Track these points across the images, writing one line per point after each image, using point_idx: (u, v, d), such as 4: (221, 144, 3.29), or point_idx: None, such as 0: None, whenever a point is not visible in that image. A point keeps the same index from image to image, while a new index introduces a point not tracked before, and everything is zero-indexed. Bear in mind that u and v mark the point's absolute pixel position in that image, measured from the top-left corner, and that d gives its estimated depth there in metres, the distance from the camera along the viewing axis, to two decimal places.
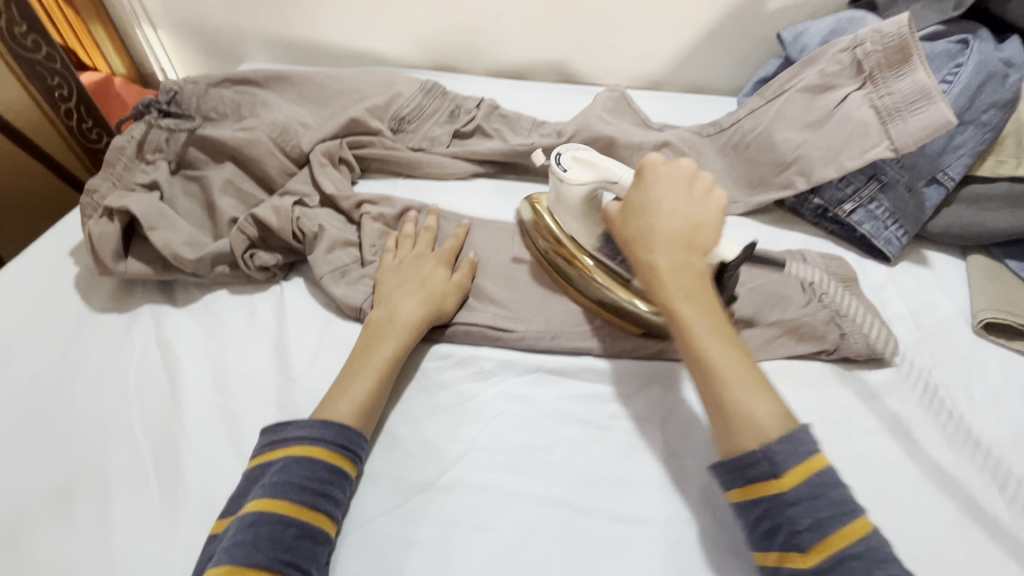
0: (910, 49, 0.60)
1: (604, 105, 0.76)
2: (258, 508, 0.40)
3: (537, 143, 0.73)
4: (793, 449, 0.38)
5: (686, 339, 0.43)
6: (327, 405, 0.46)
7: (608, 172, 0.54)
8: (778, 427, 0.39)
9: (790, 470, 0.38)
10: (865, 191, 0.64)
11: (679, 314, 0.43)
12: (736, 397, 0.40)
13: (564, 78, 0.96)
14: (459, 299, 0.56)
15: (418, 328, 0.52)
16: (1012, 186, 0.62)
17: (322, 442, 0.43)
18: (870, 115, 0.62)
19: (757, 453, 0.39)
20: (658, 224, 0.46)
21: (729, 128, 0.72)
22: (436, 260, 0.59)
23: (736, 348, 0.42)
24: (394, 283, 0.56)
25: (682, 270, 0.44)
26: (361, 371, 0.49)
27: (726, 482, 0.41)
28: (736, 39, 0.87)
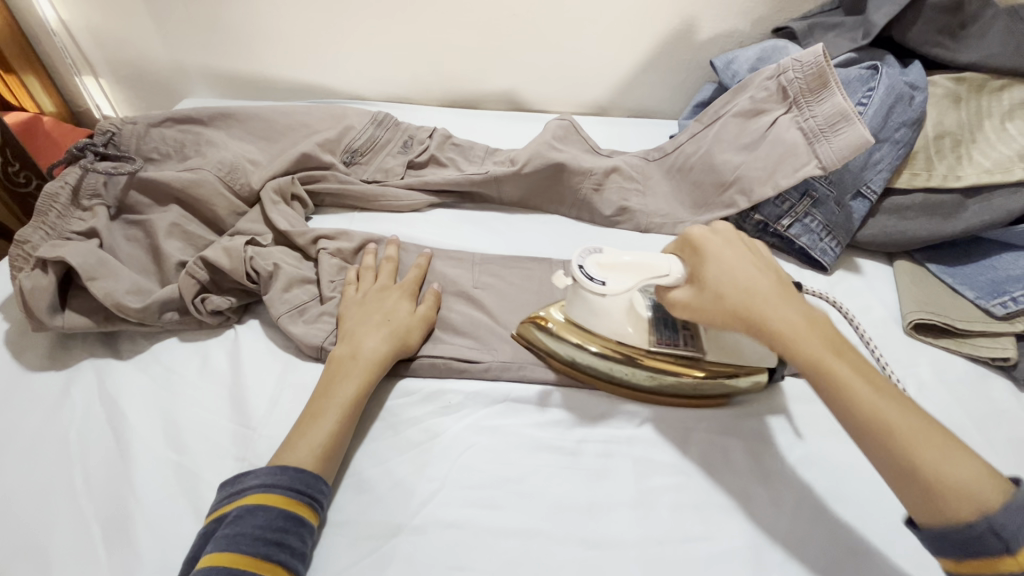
0: (828, 76, 0.65)
1: (555, 132, 0.77)
2: (208, 563, 0.38)
3: (491, 171, 0.74)
4: (1019, 516, 0.35)
5: (862, 405, 0.40)
6: (290, 448, 0.45)
7: (650, 270, 0.49)
8: (990, 488, 0.36)
9: (1023, 542, 0.35)
10: (800, 207, 0.69)
11: (841, 376, 0.41)
12: (934, 460, 0.37)
13: (514, 106, 0.99)
14: (423, 332, 0.56)
15: (384, 362, 0.52)
16: (927, 196, 0.68)
17: (276, 489, 0.42)
18: (798, 136, 0.66)
19: (980, 525, 0.36)
20: (760, 287, 0.46)
21: (673, 153, 0.78)
22: (400, 293, 0.58)
23: (901, 398, 0.40)
24: (359, 314, 0.56)
25: (818, 329, 0.44)
26: (325, 407, 0.48)
27: (938, 552, 0.38)
28: (673, 68, 0.92)
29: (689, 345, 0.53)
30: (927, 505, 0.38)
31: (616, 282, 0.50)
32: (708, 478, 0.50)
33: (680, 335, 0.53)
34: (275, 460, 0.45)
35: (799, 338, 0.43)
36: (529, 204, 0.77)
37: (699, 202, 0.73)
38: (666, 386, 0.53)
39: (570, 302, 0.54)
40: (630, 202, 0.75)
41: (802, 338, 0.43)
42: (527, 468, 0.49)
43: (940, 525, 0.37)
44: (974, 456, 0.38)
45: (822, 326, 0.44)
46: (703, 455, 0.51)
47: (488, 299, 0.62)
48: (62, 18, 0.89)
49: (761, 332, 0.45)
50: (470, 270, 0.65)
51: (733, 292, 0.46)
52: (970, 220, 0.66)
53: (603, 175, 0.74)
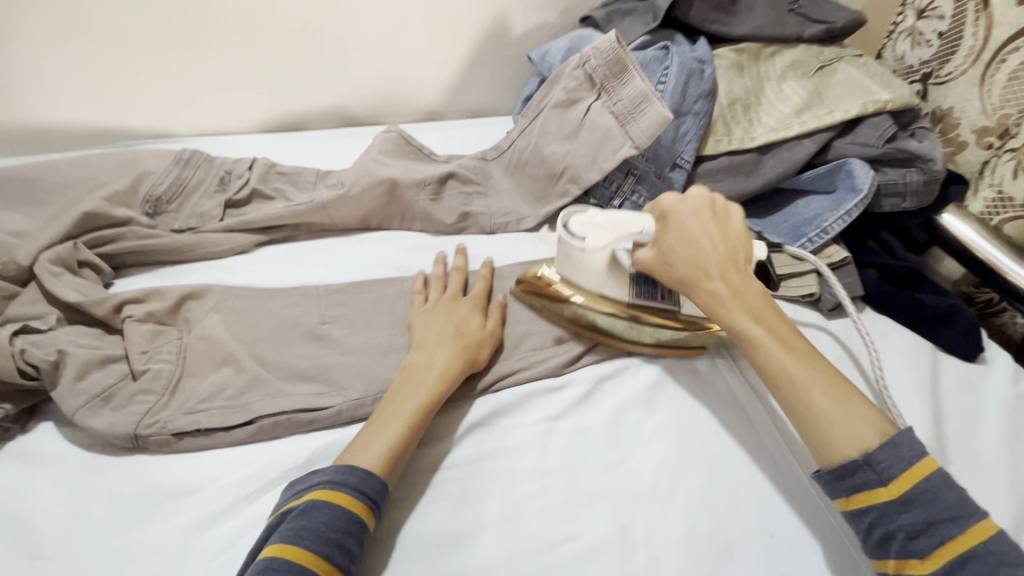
0: (625, 60, 0.69)
1: (381, 146, 0.74)
2: (270, 555, 0.39)
3: (319, 197, 0.69)
4: (898, 456, 0.42)
5: (770, 365, 0.47)
6: (357, 451, 0.46)
7: (627, 226, 0.54)
8: (879, 434, 0.43)
9: (895, 478, 0.42)
10: (626, 186, 0.73)
11: (755, 338, 0.49)
12: (824, 407, 0.45)
13: (346, 122, 0.93)
14: (492, 351, 0.56)
15: (453, 378, 0.51)
16: (732, 158, 0.74)
17: (345, 488, 0.43)
18: (611, 120, 0.70)
19: (859, 461, 0.42)
20: (711, 258, 0.52)
21: (508, 149, 0.78)
22: (469, 306, 0.58)
23: (812, 360, 0.47)
24: (427, 320, 0.56)
25: (744, 293, 0.51)
26: (394, 417, 0.48)
27: (832, 490, 0.44)
28: (497, 64, 0.92)
29: (666, 299, 0.58)
30: (821, 443, 0.44)
31: (595, 239, 0.55)
32: (571, 473, 0.49)
33: (659, 289, 0.58)
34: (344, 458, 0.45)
35: (729, 306, 0.50)
36: (371, 224, 0.72)
37: (537, 194, 0.75)
38: (643, 337, 0.58)
39: (564, 261, 0.58)
40: (473, 206, 0.74)
41: (731, 304, 0.50)
42: (388, 516, 0.46)
43: (831, 463, 0.44)
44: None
45: (757, 295, 0.51)
46: (564, 452, 0.51)
47: (337, 334, 0.57)
48: None
49: (699, 297, 0.52)
50: (314, 307, 0.60)
51: (685, 262, 0.52)
52: (769, 173, 0.73)
53: (439, 184, 0.72)
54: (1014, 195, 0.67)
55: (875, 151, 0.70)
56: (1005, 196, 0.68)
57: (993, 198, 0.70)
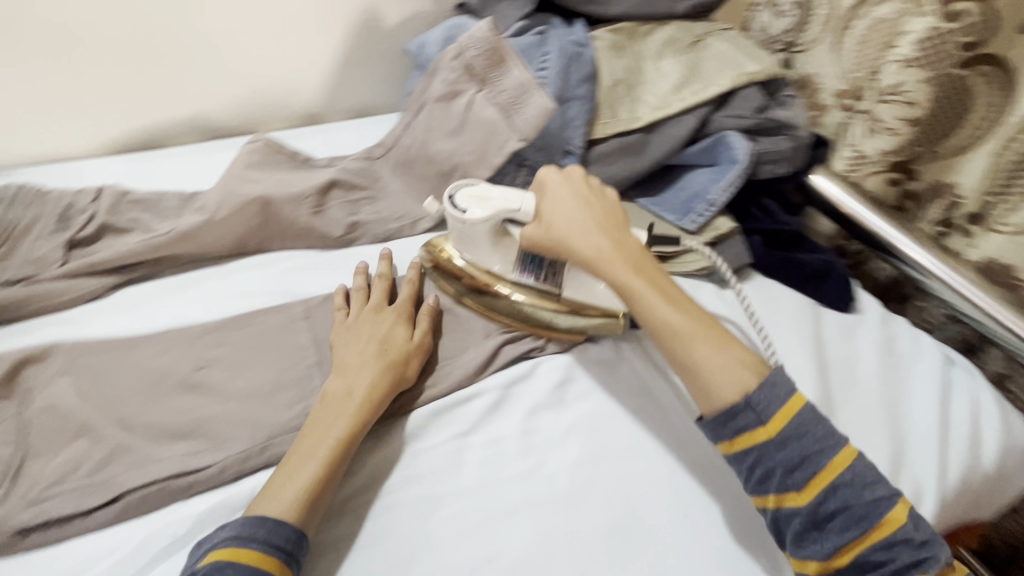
0: (501, 50, 0.67)
1: (248, 159, 0.67)
2: None
3: (181, 224, 0.61)
4: (772, 395, 0.46)
5: (655, 321, 0.51)
6: (269, 497, 0.43)
7: (506, 202, 0.56)
8: (756, 376, 0.48)
9: (774, 414, 0.46)
10: (519, 178, 0.72)
11: (637, 296, 0.51)
12: (703, 353, 0.49)
13: (213, 134, 0.84)
14: (421, 360, 0.53)
15: (381, 398, 0.49)
16: (621, 139, 0.74)
17: (253, 543, 0.40)
18: (495, 113, 0.67)
19: (740, 404, 0.47)
20: (586, 223, 0.54)
21: (393, 147, 0.73)
22: (394, 315, 0.55)
23: (691, 311, 0.51)
24: (348, 338, 0.53)
25: (623, 253, 0.53)
26: (312, 452, 0.45)
27: (716, 437, 0.48)
28: (375, 58, 0.87)
29: (550, 281, 0.58)
30: (708, 390, 0.48)
31: (475, 211, 0.56)
32: (487, 490, 0.48)
33: (544, 269, 0.58)
34: (258, 509, 0.42)
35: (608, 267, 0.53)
36: (248, 247, 0.65)
37: (430, 194, 0.72)
38: (536, 318, 0.57)
39: (458, 238, 0.59)
40: (361, 215, 0.69)
41: (613, 264, 0.53)
42: None
43: (716, 409, 0.48)
44: (819, 440, 0.45)
45: (635, 254, 0.54)
46: (478, 467, 0.49)
47: (217, 379, 0.51)
48: None
49: (582, 262, 0.54)
50: (185, 352, 0.53)
51: (564, 228, 0.54)
52: (657, 152, 0.74)
53: (320, 195, 0.67)
54: (868, 152, 0.72)
55: (749, 122, 0.73)
56: (861, 153, 0.73)
57: (852, 157, 0.75)
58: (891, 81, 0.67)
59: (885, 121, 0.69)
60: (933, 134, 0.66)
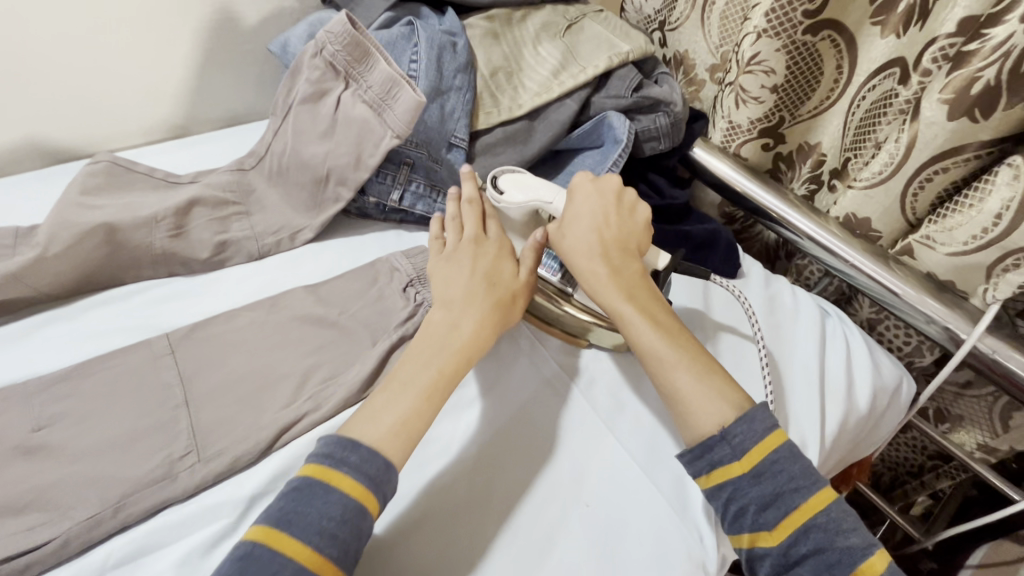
0: (364, 43, 0.63)
1: (89, 182, 0.60)
2: (255, 538, 0.38)
3: (6, 266, 0.53)
4: (750, 430, 0.45)
5: (639, 345, 0.50)
6: (366, 424, 0.44)
7: (542, 194, 0.57)
8: (739, 412, 0.47)
9: (750, 449, 0.45)
10: (401, 176, 0.69)
11: (626, 318, 0.51)
12: (681, 386, 0.48)
13: (58, 158, 0.73)
14: (523, 300, 0.56)
15: (474, 346, 0.50)
16: (505, 128, 0.72)
17: (346, 469, 0.41)
18: (365, 110, 0.64)
19: (716, 437, 0.46)
20: (593, 240, 0.53)
21: (266, 154, 0.67)
22: (493, 248, 0.57)
23: (679, 345, 0.50)
24: (447, 270, 0.54)
25: (620, 281, 0.52)
26: (410, 385, 0.47)
27: (694, 470, 0.47)
28: (239, 60, 0.80)
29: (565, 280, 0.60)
30: (686, 420, 0.47)
31: (512, 195, 0.57)
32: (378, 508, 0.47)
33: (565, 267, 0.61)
34: (352, 431, 0.44)
35: (602, 287, 0.52)
36: (99, 281, 0.58)
37: (308, 203, 0.67)
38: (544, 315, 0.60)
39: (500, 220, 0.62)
40: (231, 232, 0.63)
41: (607, 283, 0.52)
42: None
43: (695, 440, 0.47)
44: (798, 478, 0.44)
45: (638, 285, 0.53)
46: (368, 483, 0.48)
47: (59, 439, 0.45)
48: None
49: (580, 274, 0.53)
50: (18, 412, 0.46)
51: (572, 239, 0.54)
52: (543, 138, 0.73)
53: (178, 215, 0.60)
54: (740, 122, 0.74)
55: (627, 102, 0.74)
56: (734, 124, 0.75)
57: (726, 128, 0.77)
58: (749, 52, 0.68)
59: (749, 92, 0.71)
60: (793, 98, 0.71)
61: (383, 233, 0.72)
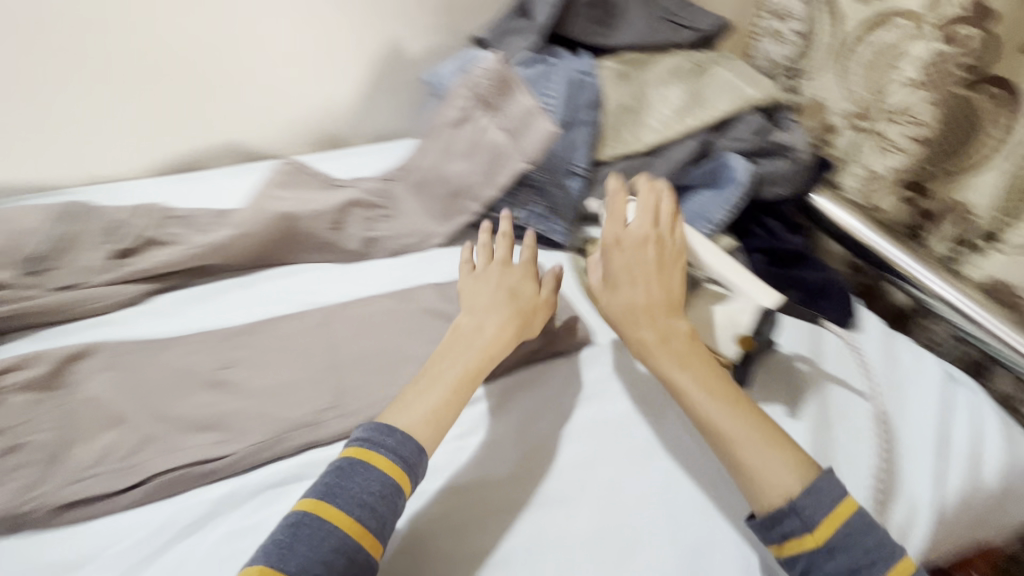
0: (510, 79, 0.72)
1: (277, 178, 0.74)
2: (304, 508, 0.44)
3: (215, 238, 0.67)
4: (818, 501, 0.46)
5: (697, 413, 0.52)
6: (397, 413, 0.50)
7: (656, 221, 0.61)
8: (805, 480, 0.47)
9: (823, 522, 0.45)
10: (524, 197, 0.75)
11: (682, 388, 0.53)
12: (744, 454, 0.49)
13: (249, 157, 0.91)
14: (547, 314, 0.61)
15: (499, 345, 0.56)
16: (625, 162, 0.77)
17: (385, 450, 0.47)
18: (502, 136, 0.72)
19: (785, 508, 0.46)
20: (643, 303, 0.57)
21: (413, 169, 0.78)
22: (521, 273, 0.61)
23: (736, 408, 0.52)
24: (472, 292, 0.60)
25: (670, 347, 0.55)
26: (439, 377, 0.53)
27: (765, 536, 0.47)
28: (396, 87, 0.93)
29: None
30: (752, 488, 0.48)
31: (627, 220, 0.62)
32: (485, 485, 0.53)
33: None
34: (386, 417, 0.50)
35: (657, 356, 0.55)
36: (273, 260, 0.71)
37: (441, 213, 0.76)
38: None
39: None
40: (377, 231, 0.74)
41: (659, 350, 0.55)
42: None
43: (763, 508, 0.48)
44: (870, 551, 0.45)
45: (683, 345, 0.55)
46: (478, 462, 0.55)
47: (239, 378, 0.56)
48: None
49: (632, 341, 0.57)
50: (211, 353, 0.57)
51: (624, 302, 0.58)
52: (659, 173, 0.77)
53: (340, 212, 0.72)
54: (879, 170, 0.75)
55: (747, 145, 0.76)
56: (872, 172, 0.76)
57: (864, 176, 0.78)
58: (897, 101, 0.72)
59: (894, 140, 0.73)
60: (942, 153, 0.69)
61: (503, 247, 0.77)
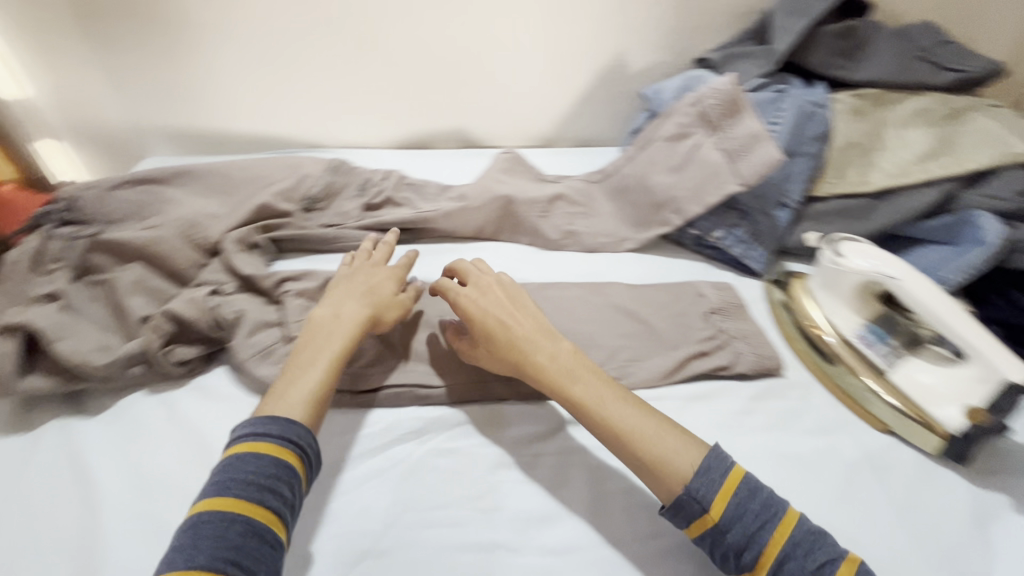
0: (740, 102, 0.73)
1: (500, 166, 0.84)
2: (206, 506, 0.42)
3: (444, 207, 0.78)
4: (710, 481, 0.46)
5: (592, 415, 0.51)
6: (270, 399, 0.49)
7: (885, 267, 0.59)
8: (694, 463, 0.47)
9: (715, 500, 0.45)
10: (728, 219, 0.75)
11: (574, 394, 0.52)
12: (654, 451, 0.48)
13: (468, 144, 1.03)
14: (399, 315, 0.60)
15: (362, 325, 0.56)
16: (845, 201, 0.74)
17: (270, 438, 0.46)
18: (719, 157, 0.73)
19: (683, 496, 0.46)
20: (494, 327, 0.56)
21: (612, 174, 0.82)
22: (387, 274, 0.63)
23: (641, 414, 0.51)
24: (338, 296, 0.59)
25: (553, 364, 0.54)
26: (316, 358, 0.53)
27: (679, 522, 0.47)
28: (608, 98, 0.98)
29: (881, 356, 0.60)
30: (656, 478, 0.48)
31: (853, 260, 0.61)
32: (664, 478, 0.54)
33: (885, 342, 0.61)
34: (262, 411, 0.48)
35: (530, 364, 0.54)
36: (484, 235, 0.80)
37: (638, 220, 0.79)
38: (841, 381, 0.61)
39: (823, 278, 0.65)
40: (576, 226, 0.79)
41: (542, 364, 0.54)
42: (492, 484, 0.52)
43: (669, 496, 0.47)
44: (758, 516, 0.44)
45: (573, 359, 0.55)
46: None
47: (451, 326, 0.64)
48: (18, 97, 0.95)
49: (507, 356, 0.55)
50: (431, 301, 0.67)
51: (478, 322, 0.57)
52: (883, 220, 0.72)
53: (548, 203, 0.79)
54: None
55: (1008, 206, 0.67)
56: None
57: None
58: None
59: None
60: None
61: (695, 264, 0.77)
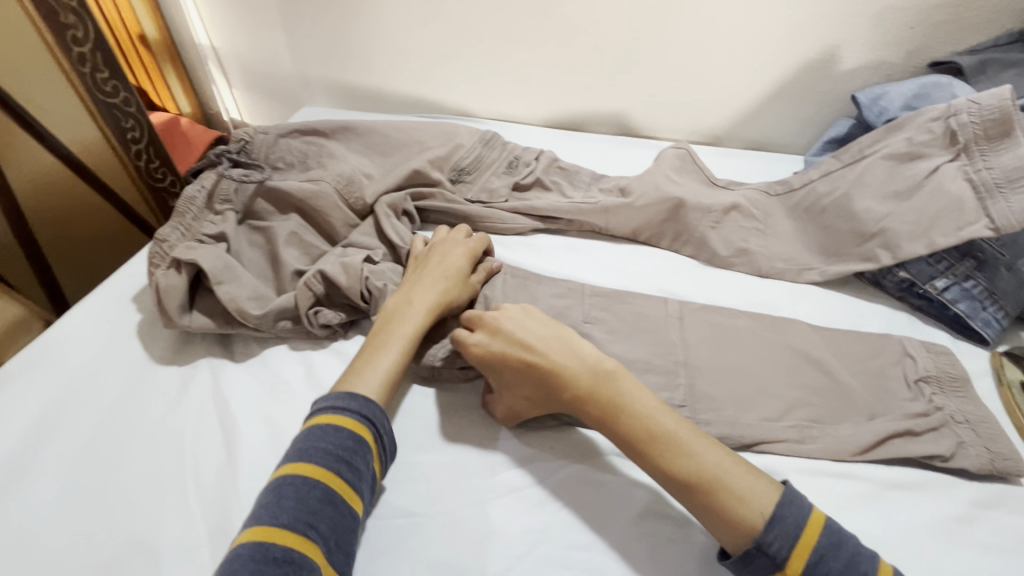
0: (1013, 122, 0.56)
1: (671, 163, 0.74)
2: (288, 471, 0.41)
3: (604, 201, 0.71)
4: (785, 533, 0.39)
5: (658, 448, 0.44)
6: (354, 377, 0.48)
7: None
8: (769, 509, 0.40)
9: (792, 557, 0.39)
10: (960, 268, 0.60)
11: (637, 420, 0.45)
12: (734, 494, 0.41)
13: (623, 130, 0.94)
14: (466, 298, 0.58)
15: (432, 315, 0.54)
16: None
17: (349, 412, 0.45)
18: (966, 189, 0.58)
19: (753, 550, 0.39)
20: (511, 367, 0.49)
21: (800, 189, 0.70)
22: (463, 252, 0.60)
23: (709, 444, 0.44)
24: (415, 279, 0.57)
25: (597, 389, 0.47)
26: (393, 340, 0.51)
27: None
28: (802, 98, 0.84)
29: None
30: (726, 525, 0.41)
31: None
32: None
33: None
34: (339, 386, 0.47)
35: (575, 386, 0.47)
36: (638, 237, 0.72)
37: (830, 249, 0.66)
38: None
39: None
40: (751, 244, 0.68)
41: (591, 388, 0.47)
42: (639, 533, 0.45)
43: (737, 545, 0.40)
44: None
45: (600, 384, 0.47)
46: None
47: (600, 337, 0.57)
48: (213, 44, 1.07)
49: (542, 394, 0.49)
50: (579, 304, 0.61)
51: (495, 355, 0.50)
52: None
53: (723, 214, 0.69)
54: None
55: None
56: None
57: None
58: None
59: None
60: None
61: (896, 312, 0.64)
